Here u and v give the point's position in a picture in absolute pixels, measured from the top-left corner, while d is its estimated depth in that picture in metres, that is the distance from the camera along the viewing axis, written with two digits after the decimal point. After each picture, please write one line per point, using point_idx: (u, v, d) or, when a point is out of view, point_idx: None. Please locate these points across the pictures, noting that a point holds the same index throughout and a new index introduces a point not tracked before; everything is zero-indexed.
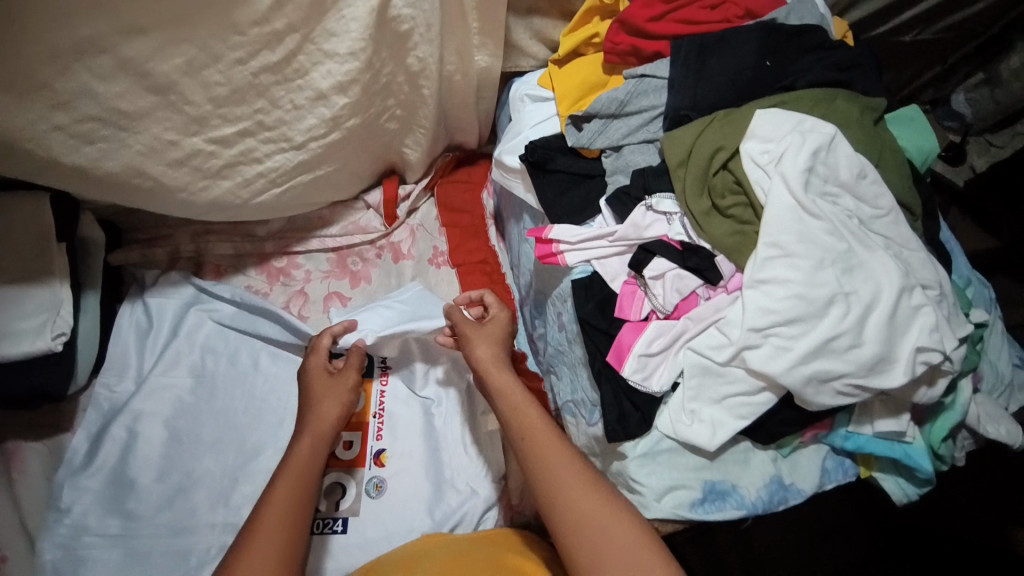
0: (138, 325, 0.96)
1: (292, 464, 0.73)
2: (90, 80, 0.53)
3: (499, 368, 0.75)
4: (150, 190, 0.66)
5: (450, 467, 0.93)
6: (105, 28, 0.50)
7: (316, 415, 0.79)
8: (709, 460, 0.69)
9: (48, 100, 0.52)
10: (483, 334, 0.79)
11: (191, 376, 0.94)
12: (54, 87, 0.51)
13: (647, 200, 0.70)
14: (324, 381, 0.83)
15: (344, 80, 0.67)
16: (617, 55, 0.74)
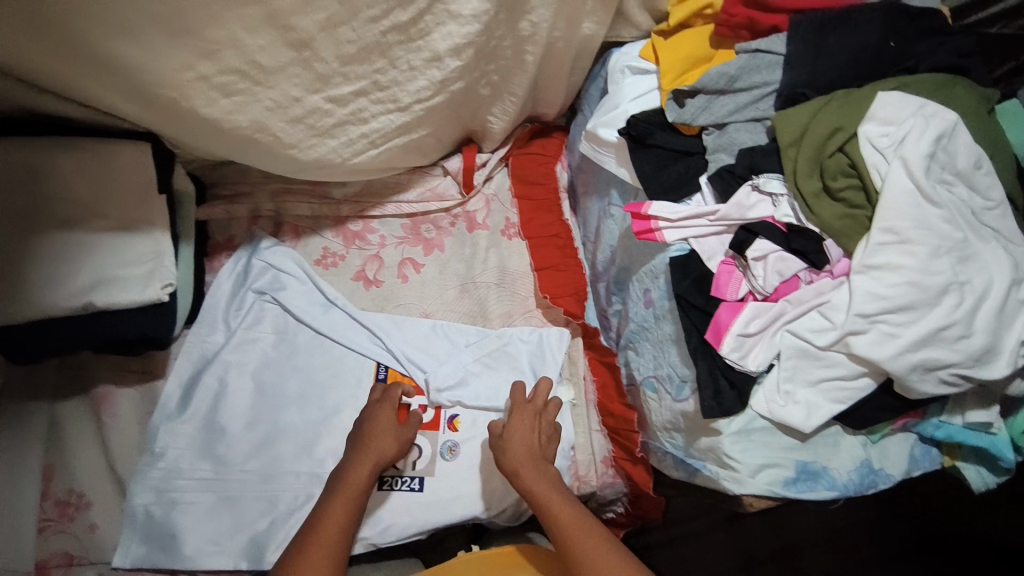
0: (235, 277, 0.99)
1: (343, 491, 0.80)
2: (240, 32, 0.53)
3: (533, 469, 0.81)
4: (266, 145, 0.68)
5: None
6: None
7: (375, 455, 0.84)
8: (801, 442, 0.71)
9: (198, 46, 0.52)
10: (515, 434, 0.85)
11: (274, 333, 0.98)
12: (208, 36, 0.52)
13: (752, 179, 0.70)
14: (388, 428, 0.86)
15: (461, 43, 0.66)
16: (729, 28, 0.72)
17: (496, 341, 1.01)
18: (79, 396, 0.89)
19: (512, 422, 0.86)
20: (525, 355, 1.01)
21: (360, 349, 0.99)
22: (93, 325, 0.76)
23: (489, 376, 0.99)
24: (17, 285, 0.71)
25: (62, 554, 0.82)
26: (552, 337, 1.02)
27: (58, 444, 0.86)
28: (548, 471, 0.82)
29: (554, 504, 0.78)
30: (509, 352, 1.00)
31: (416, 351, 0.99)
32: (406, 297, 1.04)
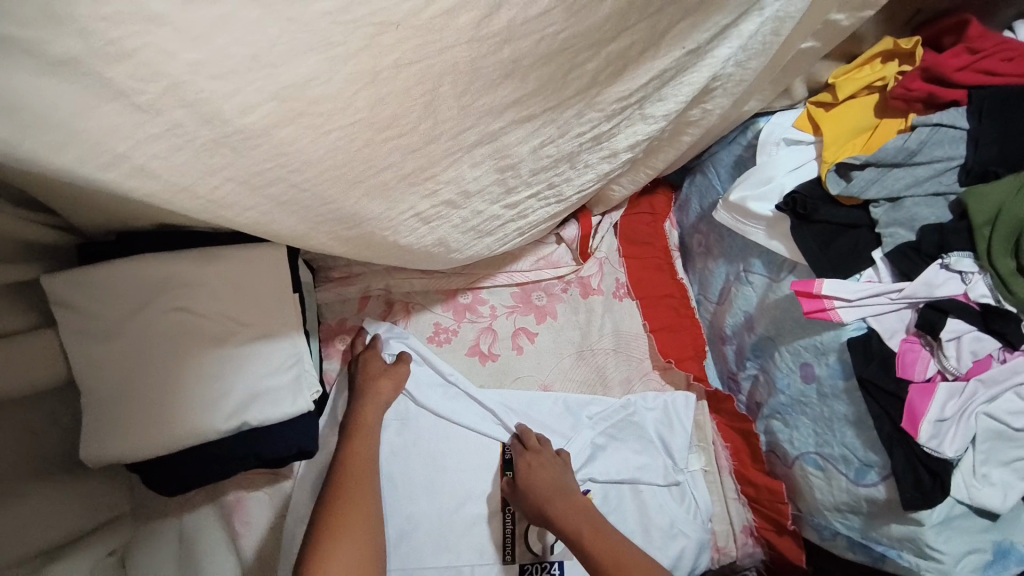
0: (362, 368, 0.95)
1: (360, 427, 0.84)
2: (465, 169, 0.52)
3: (559, 505, 0.84)
4: (434, 255, 0.64)
5: (660, 510, 0.90)
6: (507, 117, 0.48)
7: (376, 403, 0.86)
8: (992, 522, 0.69)
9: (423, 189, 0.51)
10: (538, 477, 0.86)
11: (397, 420, 0.92)
12: (437, 177, 0.50)
13: (942, 258, 0.67)
14: (383, 374, 0.89)
15: (641, 140, 0.63)
16: (906, 100, 0.71)
17: (622, 412, 0.96)
18: (207, 505, 0.84)
19: (527, 467, 0.87)
20: (653, 424, 0.96)
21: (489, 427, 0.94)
22: (246, 446, 0.73)
23: (617, 448, 0.94)
24: (175, 414, 0.68)
25: None
26: (679, 401, 0.98)
27: (191, 565, 0.79)
28: (579, 506, 0.85)
29: (586, 535, 0.81)
30: (635, 420, 0.96)
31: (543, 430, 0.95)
32: (523, 369, 0.99)
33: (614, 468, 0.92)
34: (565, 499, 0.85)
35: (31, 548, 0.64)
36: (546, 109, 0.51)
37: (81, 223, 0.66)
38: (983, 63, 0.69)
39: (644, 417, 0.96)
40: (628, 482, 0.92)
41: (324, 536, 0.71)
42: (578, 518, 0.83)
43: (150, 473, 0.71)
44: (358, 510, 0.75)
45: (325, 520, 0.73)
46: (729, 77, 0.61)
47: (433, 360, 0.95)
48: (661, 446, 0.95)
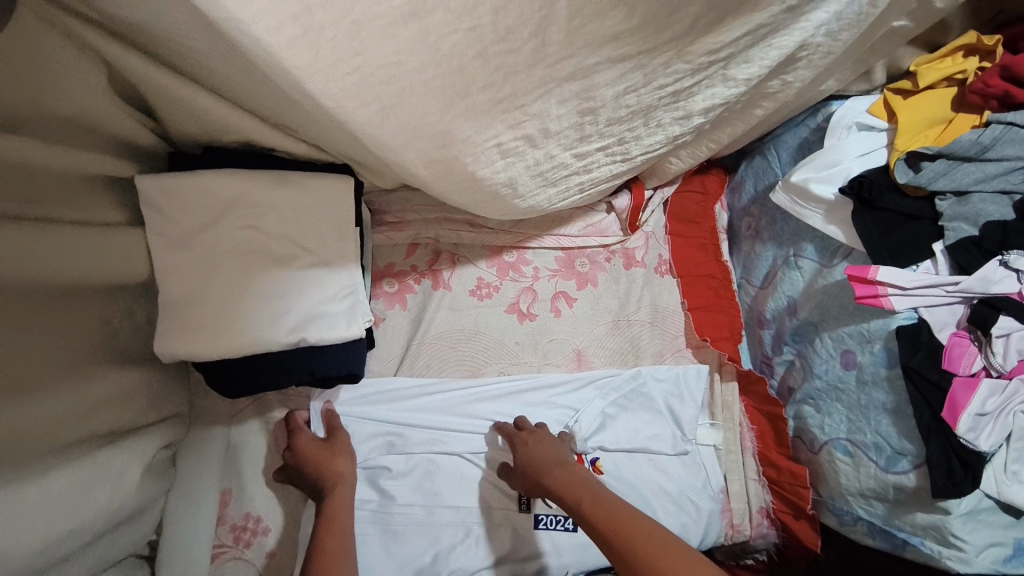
0: (407, 314, 1.00)
1: (330, 511, 0.78)
2: (552, 104, 0.53)
3: (554, 470, 0.83)
4: (503, 197, 0.67)
5: (670, 480, 0.93)
6: (598, 57, 0.49)
7: (329, 476, 0.81)
8: (1015, 519, 0.70)
9: (511, 118, 0.52)
10: (532, 452, 0.86)
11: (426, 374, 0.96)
12: (525, 108, 0.52)
13: (1002, 255, 0.67)
14: (321, 450, 0.84)
15: (719, 104, 0.64)
16: (981, 96, 0.70)
17: (632, 382, 0.97)
18: (254, 418, 0.90)
19: (521, 449, 0.87)
20: (666, 399, 0.98)
21: (532, 381, 0.97)
22: (300, 361, 0.75)
23: (628, 418, 0.96)
24: (242, 323, 0.71)
25: None
26: (690, 374, 0.99)
27: (234, 469, 0.88)
28: (573, 471, 0.83)
29: (583, 493, 0.78)
30: (643, 388, 0.98)
31: (571, 392, 0.97)
32: (559, 332, 1.02)
33: (623, 437, 0.95)
34: (562, 469, 0.82)
35: (100, 427, 0.68)
36: (641, 52, 0.51)
37: (176, 134, 0.72)
38: None
39: (661, 389, 0.98)
40: (640, 451, 0.95)
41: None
42: (576, 482, 0.80)
43: (212, 375, 0.75)
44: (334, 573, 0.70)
45: None
46: (818, 48, 0.61)
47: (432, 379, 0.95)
48: (671, 418, 0.97)
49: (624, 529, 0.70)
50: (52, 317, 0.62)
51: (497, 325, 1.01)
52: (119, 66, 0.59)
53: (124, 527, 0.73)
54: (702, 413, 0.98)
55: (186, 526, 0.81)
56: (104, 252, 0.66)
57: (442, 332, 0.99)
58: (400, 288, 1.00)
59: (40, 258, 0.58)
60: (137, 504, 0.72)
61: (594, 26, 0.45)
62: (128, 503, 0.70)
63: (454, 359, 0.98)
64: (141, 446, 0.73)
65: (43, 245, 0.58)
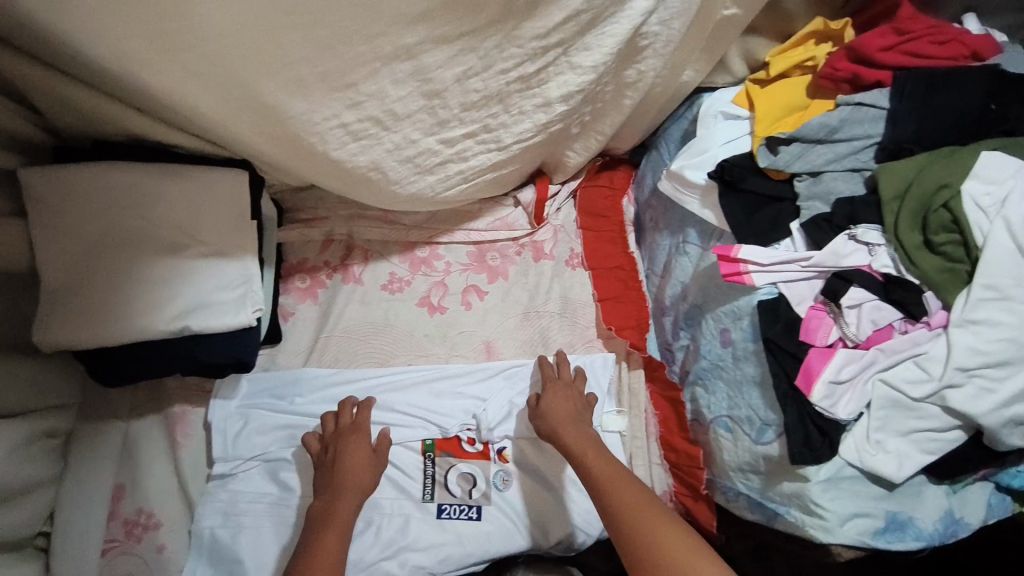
0: (315, 312, 1.01)
1: (338, 512, 0.80)
2: (388, 85, 0.56)
3: (565, 423, 0.88)
4: (374, 183, 0.70)
5: (573, 464, 0.95)
6: (423, 37, 0.52)
7: (357, 482, 0.84)
8: (888, 491, 0.71)
9: (347, 98, 0.55)
10: (551, 404, 0.91)
11: (333, 368, 0.98)
12: (357, 87, 0.54)
13: (849, 229, 0.71)
14: (365, 459, 0.87)
15: (575, 90, 0.67)
16: (833, 80, 0.74)
17: (540, 371, 1.00)
18: (154, 414, 0.91)
19: (547, 395, 0.92)
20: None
21: (441, 374, 0.99)
22: (184, 348, 0.77)
23: None
24: (121, 310, 0.73)
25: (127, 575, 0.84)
26: (597, 362, 1.01)
27: (130, 462, 0.88)
28: (586, 433, 0.87)
29: (589, 450, 0.83)
30: None
31: (479, 381, 0.99)
32: (468, 324, 1.04)
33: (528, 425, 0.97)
34: (576, 429, 0.87)
35: None
36: (466, 34, 0.54)
37: (60, 128, 0.74)
38: (912, 44, 0.71)
39: None
40: (544, 438, 0.97)
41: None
42: (582, 441, 0.85)
43: (95, 364, 0.76)
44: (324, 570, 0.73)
45: None
46: (656, 36, 0.66)
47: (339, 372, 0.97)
48: None
49: (613, 482, 0.78)
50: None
51: (408, 318, 1.03)
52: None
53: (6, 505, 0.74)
54: (609, 400, 0.99)
55: (76, 518, 0.82)
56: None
57: (352, 324, 1.01)
58: (312, 283, 1.02)
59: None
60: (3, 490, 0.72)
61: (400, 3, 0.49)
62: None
63: (364, 351, 1.00)
64: (25, 425, 0.75)
65: None
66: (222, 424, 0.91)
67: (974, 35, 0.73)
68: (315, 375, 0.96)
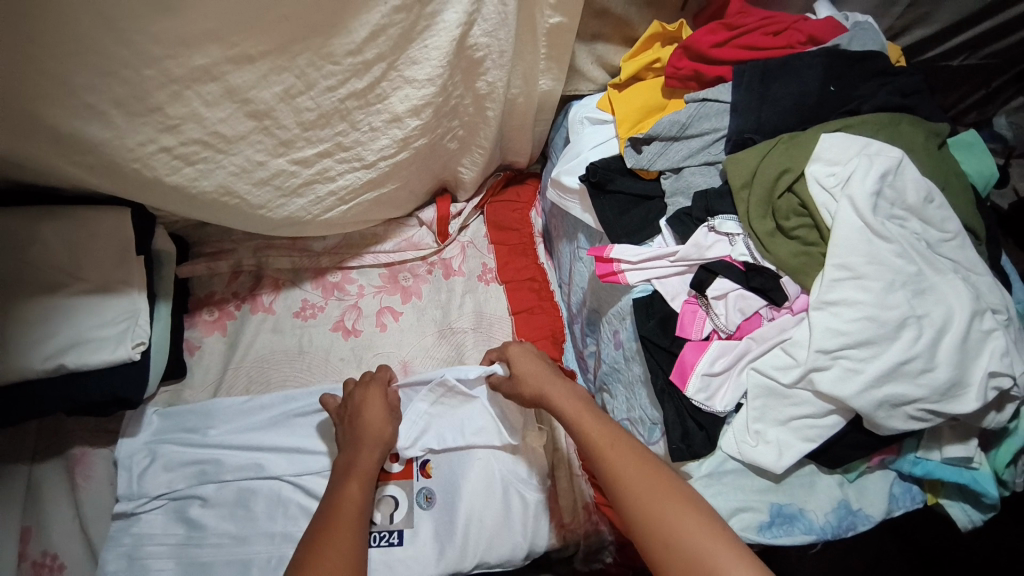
0: (223, 345, 1.01)
1: (359, 462, 0.79)
2: (199, 106, 0.59)
3: (554, 384, 0.77)
4: (234, 208, 0.71)
5: (494, 475, 0.93)
6: (216, 57, 0.56)
7: (373, 433, 0.84)
8: (773, 483, 0.69)
9: (159, 122, 0.58)
10: (524, 367, 0.81)
11: (245, 394, 0.97)
12: (165, 111, 0.58)
13: (708, 222, 0.71)
14: (382, 412, 0.86)
15: (420, 104, 0.70)
16: (678, 79, 0.76)
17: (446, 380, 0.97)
18: (56, 457, 0.89)
19: (519, 361, 0.83)
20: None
21: None
22: (59, 387, 0.76)
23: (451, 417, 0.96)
24: None
25: None
26: None
27: (33, 505, 0.86)
28: (576, 390, 0.77)
29: (583, 416, 0.72)
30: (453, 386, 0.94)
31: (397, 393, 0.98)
32: (384, 345, 1.03)
33: (444, 437, 0.94)
34: (569, 395, 0.75)
35: None
36: (268, 52, 0.58)
37: None
38: (745, 37, 0.74)
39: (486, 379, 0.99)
40: (465, 448, 0.95)
41: (328, 524, 0.70)
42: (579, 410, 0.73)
43: None
44: (349, 519, 0.71)
45: (310, 542, 0.68)
46: (487, 47, 0.68)
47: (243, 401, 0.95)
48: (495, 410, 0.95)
49: (618, 454, 0.66)
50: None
51: (321, 343, 1.03)
52: None
53: None
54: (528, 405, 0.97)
55: None
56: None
57: (263, 351, 1.01)
58: (220, 316, 1.02)
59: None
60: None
61: (184, 19, 0.51)
62: None
63: (277, 379, 0.99)
64: None
65: None
66: (128, 462, 0.89)
67: (811, 22, 0.76)
68: (227, 405, 0.95)
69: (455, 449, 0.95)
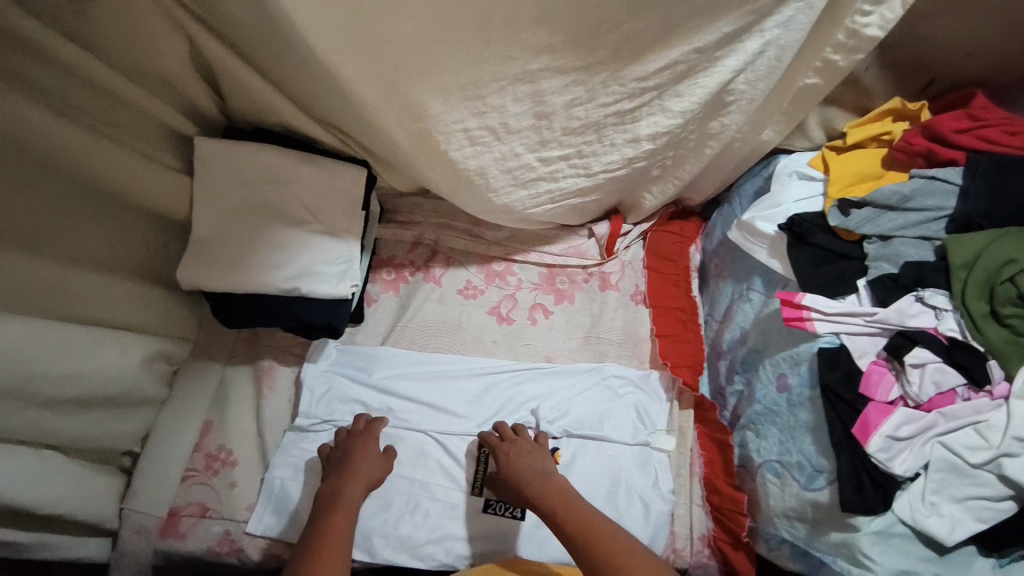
0: (396, 303, 1.12)
1: (344, 499, 0.85)
2: (508, 102, 0.66)
3: (529, 481, 0.90)
4: (475, 187, 0.81)
5: (618, 473, 1.00)
6: (544, 64, 0.62)
7: (364, 471, 0.90)
8: (937, 556, 0.70)
9: (474, 107, 0.65)
10: (514, 463, 0.93)
11: (406, 350, 1.08)
12: (484, 99, 0.64)
13: (917, 291, 0.75)
14: (367, 452, 0.92)
15: (662, 131, 0.76)
16: (906, 154, 0.80)
17: (596, 376, 1.08)
18: (247, 364, 1.02)
19: (502, 456, 0.95)
20: (631, 397, 1.07)
21: (512, 372, 1.08)
22: (288, 304, 0.88)
23: (593, 407, 1.05)
24: (244, 263, 0.86)
25: (199, 505, 0.92)
26: (653, 379, 1.09)
27: (221, 404, 0.98)
28: (553, 486, 0.89)
29: (557, 505, 0.86)
30: (605, 380, 1.07)
31: (546, 379, 1.08)
32: (533, 338, 1.12)
33: (581, 424, 1.03)
34: (538, 485, 0.90)
35: (100, 315, 0.77)
36: (580, 68, 0.63)
37: (231, 113, 0.87)
38: (986, 131, 0.77)
39: (627, 381, 1.08)
40: (600, 438, 1.03)
41: (315, 553, 0.78)
42: (554, 494, 0.88)
43: (217, 304, 0.88)
44: (338, 548, 0.79)
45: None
46: (742, 93, 0.73)
47: (407, 353, 1.07)
48: (632, 413, 1.05)
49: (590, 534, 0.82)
50: (67, 210, 0.72)
51: (477, 323, 1.12)
52: (197, 41, 0.71)
53: (120, 411, 0.82)
54: (662, 419, 1.06)
55: (166, 443, 0.92)
56: (122, 168, 0.74)
57: (426, 317, 1.11)
58: (397, 277, 1.14)
59: (10, 151, 0.64)
60: (128, 392, 0.79)
61: (533, 36, 0.57)
62: (119, 384, 0.77)
63: (433, 345, 1.10)
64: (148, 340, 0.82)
65: (87, 151, 0.69)
66: (312, 383, 1.01)
67: None
68: (393, 354, 1.06)
69: (590, 437, 1.03)
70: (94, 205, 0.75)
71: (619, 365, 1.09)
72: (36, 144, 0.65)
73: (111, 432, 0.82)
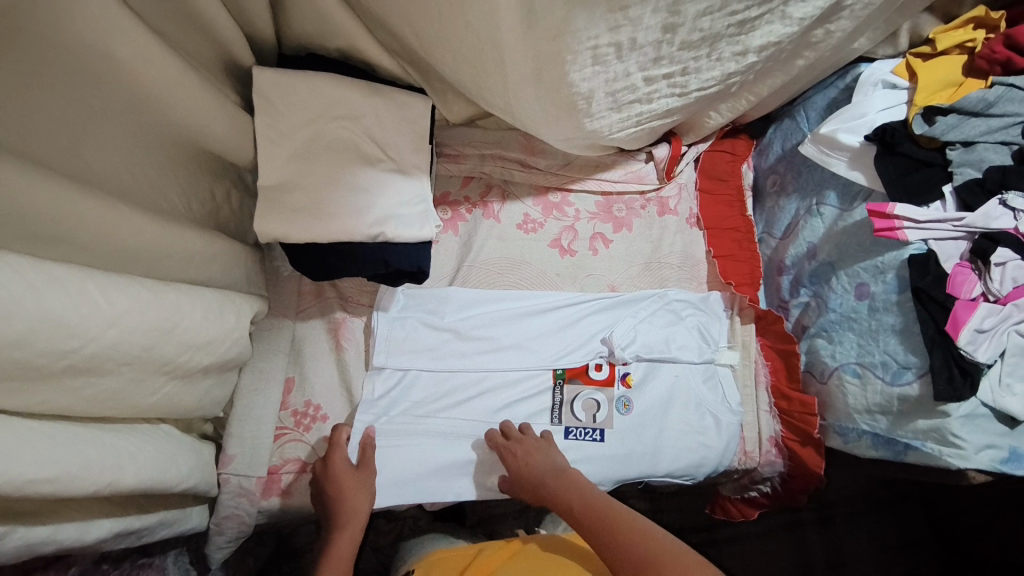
0: (456, 243, 1.08)
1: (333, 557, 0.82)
2: (647, 12, 0.62)
3: (547, 481, 0.87)
4: (576, 111, 0.76)
5: (689, 392, 1.03)
6: None
7: (347, 514, 0.83)
8: (1009, 429, 0.79)
9: (612, 20, 0.61)
10: (531, 461, 0.89)
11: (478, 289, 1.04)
12: (626, 10, 0.61)
13: (1001, 195, 0.79)
14: (353, 481, 0.85)
15: (772, 42, 0.74)
16: (987, 62, 0.84)
17: (659, 302, 1.07)
18: (318, 317, 0.97)
19: (514, 459, 0.90)
20: (693, 319, 1.08)
21: (575, 302, 1.05)
22: (377, 251, 0.82)
23: (660, 330, 1.05)
24: (328, 209, 0.79)
25: (295, 461, 0.90)
26: (711, 300, 1.10)
27: (298, 358, 0.95)
28: (571, 481, 0.86)
29: (574, 502, 0.84)
30: (665, 303, 1.07)
31: (609, 308, 1.06)
32: (596, 268, 1.10)
33: (648, 347, 1.04)
34: (555, 484, 0.86)
35: (194, 278, 0.68)
36: None
37: (287, 37, 0.78)
38: None
39: (687, 301, 1.09)
40: (668, 359, 1.05)
41: None
42: (571, 489, 0.85)
43: (299, 258, 0.84)
44: None
45: None
46: None
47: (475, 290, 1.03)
48: (696, 334, 1.07)
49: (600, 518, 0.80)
50: (149, 156, 0.62)
51: (541, 257, 1.09)
52: None
53: (224, 374, 0.75)
54: (724, 337, 1.08)
55: (253, 405, 0.89)
56: (200, 103, 0.62)
57: (488, 256, 1.07)
58: (453, 216, 1.09)
59: (116, 89, 0.56)
60: (240, 356, 0.73)
61: None
62: (236, 347, 0.71)
63: (500, 283, 1.06)
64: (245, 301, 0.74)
65: (183, 86, 0.59)
66: (388, 328, 0.97)
67: None
68: (462, 294, 1.02)
69: (659, 359, 1.05)
70: (166, 150, 0.65)
71: (680, 288, 1.10)
72: (131, 75, 0.55)
73: (216, 399, 0.76)
